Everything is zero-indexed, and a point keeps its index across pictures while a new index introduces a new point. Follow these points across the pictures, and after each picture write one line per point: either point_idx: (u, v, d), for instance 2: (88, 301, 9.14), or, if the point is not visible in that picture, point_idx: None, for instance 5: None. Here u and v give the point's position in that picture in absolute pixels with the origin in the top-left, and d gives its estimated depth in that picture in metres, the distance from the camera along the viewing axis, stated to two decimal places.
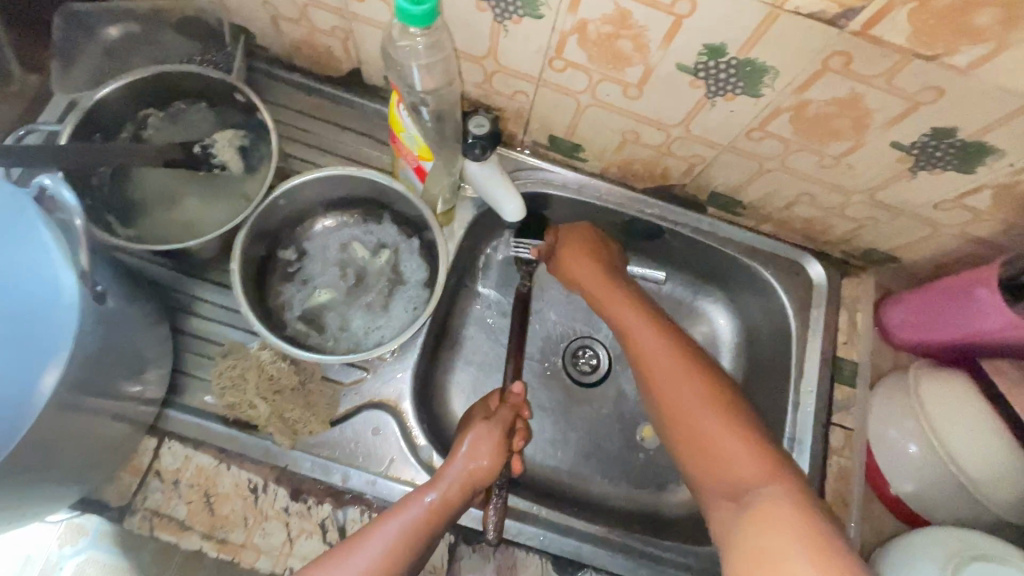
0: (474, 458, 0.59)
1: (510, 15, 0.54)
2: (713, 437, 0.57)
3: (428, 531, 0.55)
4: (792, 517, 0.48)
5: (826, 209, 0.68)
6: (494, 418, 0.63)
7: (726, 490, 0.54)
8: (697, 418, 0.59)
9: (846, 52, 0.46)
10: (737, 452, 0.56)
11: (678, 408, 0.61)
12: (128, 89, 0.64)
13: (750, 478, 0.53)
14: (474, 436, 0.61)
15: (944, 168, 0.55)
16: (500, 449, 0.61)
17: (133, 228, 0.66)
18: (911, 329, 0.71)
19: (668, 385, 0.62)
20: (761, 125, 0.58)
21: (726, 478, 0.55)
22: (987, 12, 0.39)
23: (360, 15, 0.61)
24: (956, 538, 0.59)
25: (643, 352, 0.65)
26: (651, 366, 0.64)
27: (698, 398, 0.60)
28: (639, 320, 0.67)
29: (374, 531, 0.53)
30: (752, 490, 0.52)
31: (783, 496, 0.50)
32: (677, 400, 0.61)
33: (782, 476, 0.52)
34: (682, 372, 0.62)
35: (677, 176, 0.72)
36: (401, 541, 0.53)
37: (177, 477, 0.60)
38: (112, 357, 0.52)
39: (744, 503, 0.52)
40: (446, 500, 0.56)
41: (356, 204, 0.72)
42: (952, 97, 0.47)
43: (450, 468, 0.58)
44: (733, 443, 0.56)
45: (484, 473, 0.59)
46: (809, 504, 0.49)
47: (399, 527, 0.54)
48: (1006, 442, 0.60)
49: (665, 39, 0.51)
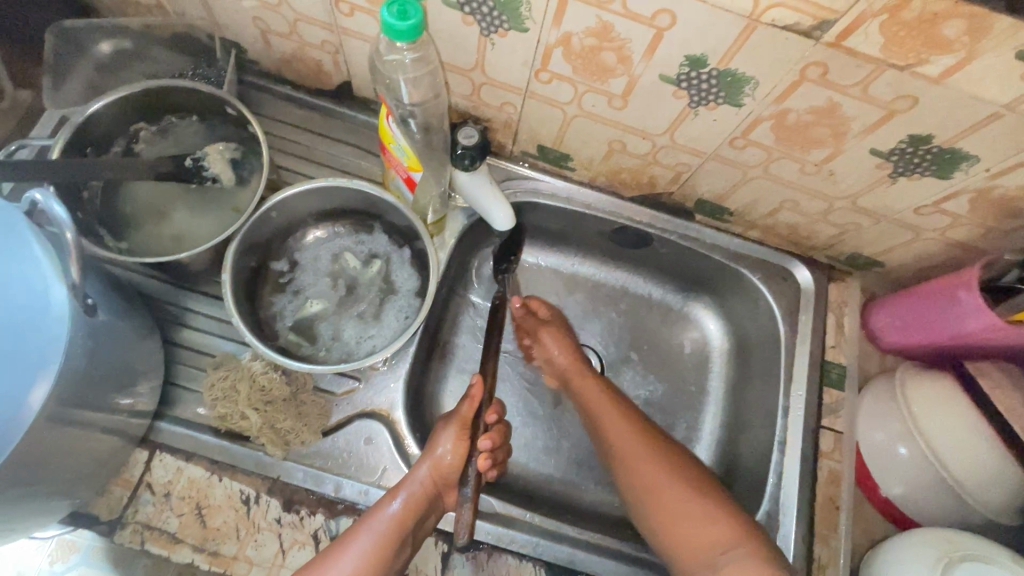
0: (437, 456, 0.61)
1: (496, 29, 0.55)
2: (682, 507, 0.61)
3: (400, 535, 0.56)
4: None
5: (810, 214, 0.69)
6: (452, 416, 0.64)
7: (698, 558, 0.59)
8: (667, 498, 0.62)
9: (823, 62, 0.47)
10: (706, 517, 0.60)
11: (627, 451, 0.66)
12: (119, 104, 0.65)
13: (719, 541, 0.58)
14: (440, 435, 0.63)
15: (922, 174, 0.56)
16: (457, 447, 0.62)
17: (125, 241, 0.66)
18: (897, 332, 0.72)
19: (631, 457, 0.65)
20: (744, 134, 0.59)
21: (696, 544, 0.59)
22: (955, 23, 0.41)
23: (349, 30, 0.62)
24: (945, 539, 0.59)
25: (608, 429, 0.68)
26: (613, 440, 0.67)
27: (659, 460, 0.64)
28: (598, 393, 0.71)
29: (347, 546, 0.55)
30: (721, 555, 0.58)
31: (752, 559, 0.56)
32: (641, 469, 0.64)
33: (749, 539, 0.57)
34: (620, 418, 0.68)
35: (664, 184, 0.73)
36: (375, 551, 0.55)
37: (169, 489, 0.60)
38: (103, 369, 0.52)
39: (718, 568, 0.57)
40: (411, 503, 0.57)
41: (347, 215, 0.72)
42: (926, 105, 0.48)
43: (414, 473, 0.60)
44: (703, 512, 0.60)
45: (449, 471, 0.60)
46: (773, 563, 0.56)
47: (370, 538, 0.55)
48: (991, 443, 0.60)
49: (647, 52, 0.52)
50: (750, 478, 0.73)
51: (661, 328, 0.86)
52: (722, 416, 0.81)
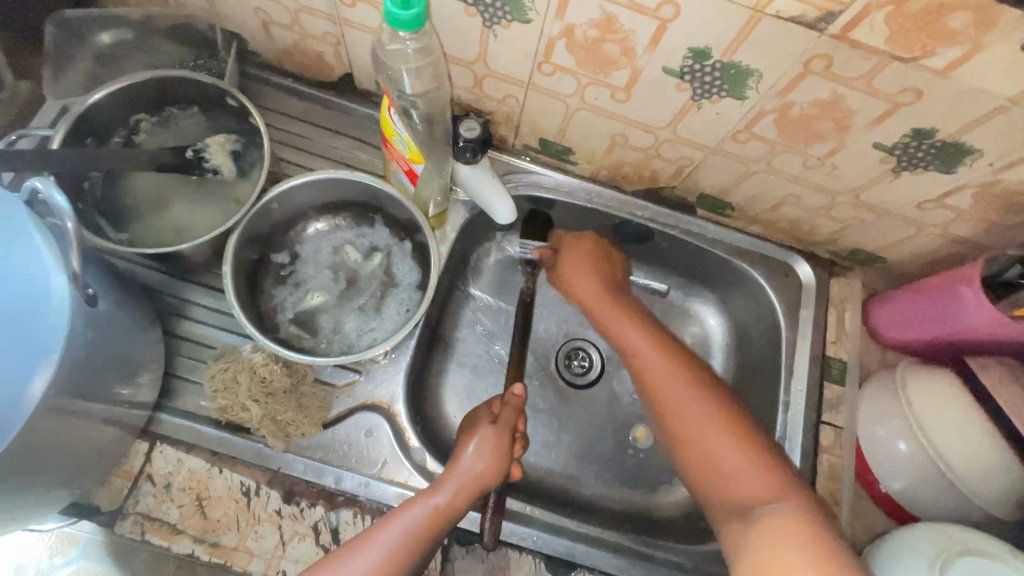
0: (479, 462, 0.59)
1: (499, 20, 0.55)
2: (722, 456, 0.57)
3: (430, 535, 0.55)
4: (799, 529, 0.49)
5: (813, 209, 0.69)
6: (501, 424, 0.62)
7: (732, 508, 0.55)
8: (708, 443, 0.58)
9: (827, 54, 0.47)
10: (748, 466, 0.56)
11: (679, 415, 0.61)
12: (120, 94, 0.64)
13: (759, 494, 0.54)
14: (476, 439, 0.61)
15: (925, 169, 0.56)
16: (497, 454, 0.60)
17: (125, 232, 0.66)
18: (899, 328, 0.72)
19: (684, 418, 0.61)
20: (747, 127, 0.59)
21: (738, 496, 0.55)
22: (960, 15, 0.40)
23: (351, 21, 0.62)
24: (945, 533, 0.59)
25: (657, 390, 0.63)
26: (660, 393, 0.63)
27: (707, 408, 0.60)
28: (646, 343, 0.66)
29: (375, 535, 0.54)
30: (762, 505, 0.53)
31: (795, 511, 0.51)
32: (689, 428, 0.60)
33: (792, 493, 0.53)
34: (678, 378, 0.63)
35: (666, 178, 0.73)
36: (404, 546, 0.53)
37: (169, 480, 0.60)
38: (103, 360, 0.52)
39: (752, 518, 0.52)
40: (451, 507, 0.56)
41: (348, 208, 0.72)
42: (930, 98, 0.48)
43: (452, 473, 0.58)
44: (743, 461, 0.56)
45: (490, 479, 0.59)
46: (815, 516, 0.51)
47: (401, 532, 0.54)
48: (991, 439, 0.61)
49: (651, 43, 0.52)
50: None
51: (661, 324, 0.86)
52: None
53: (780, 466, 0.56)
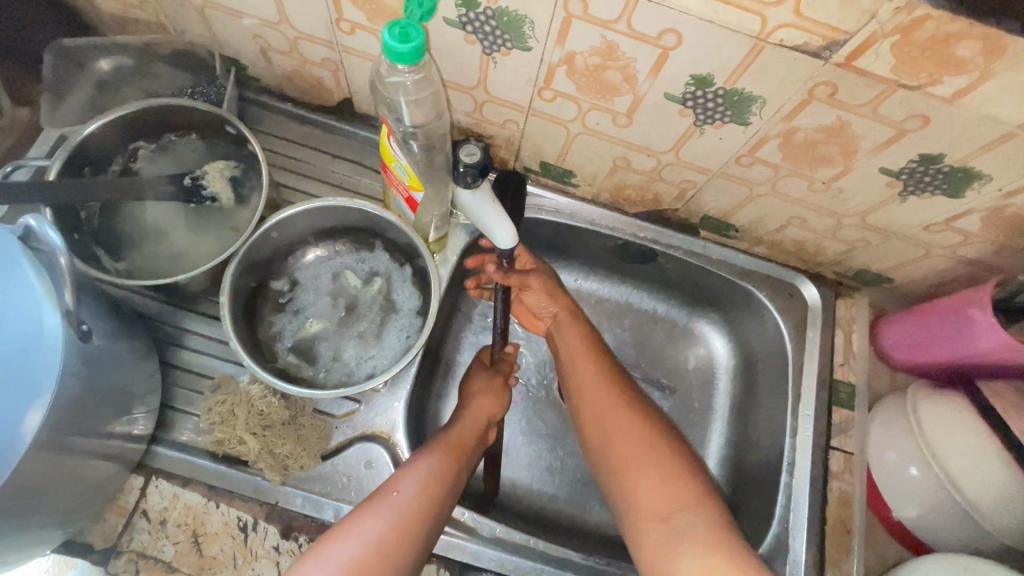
0: (484, 399, 0.66)
1: (499, 47, 0.54)
2: (643, 458, 0.58)
3: (459, 462, 0.59)
4: (719, 546, 0.50)
5: (818, 231, 0.68)
6: (496, 369, 0.71)
7: (655, 516, 0.54)
8: (635, 454, 0.58)
9: (832, 82, 0.46)
10: (670, 477, 0.56)
11: (599, 413, 0.63)
12: (116, 124, 0.64)
13: (678, 500, 0.54)
14: (474, 379, 0.69)
15: (933, 193, 0.55)
16: (500, 398, 0.68)
17: (123, 261, 0.65)
18: (908, 350, 0.71)
19: (604, 413, 0.63)
20: (750, 152, 0.58)
21: (658, 502, 0.55)
22: (969, 44, 0.40)
23: (350, 48, 0.61)
24: (961, 565, 0.58)
25: (582, 384, 0.66)
26: (583, 389, 0.66)
27: (628, 412, 0.62)
28: (585, 350, 0.69)
29: (403, 474, 0.56)
30: (680, 513, 0.54)
31: (711, 522, 0.52)
32: (607, 419, 0.62)
33: (709, 502, 0.54)
34: (601, 378, 0.66)
35: (669, 201, 0.72)
36: (433, 475, 0.56)
37: (164, 516, 0.59)
38: (98, 397, 0.50)
39: (677, 526, 0.53)
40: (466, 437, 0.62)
41: (348, 233, 0.71)
42: (938, 125, 0.47)
43: (465, 417, 0.64)
44: (664, 466, 0.57)
45: (492, 408, 0.66)
46: (727, 530, 0.52)
47: (428, 465, 0.57)
48: (1006, 467, 0.59)
49: (653, 71, 0.51)
50: (758, 500, 0.71)
51: (666, 345, 0.84)
52: (728, 436, 0.80)
53: (699, 476, 0.57)
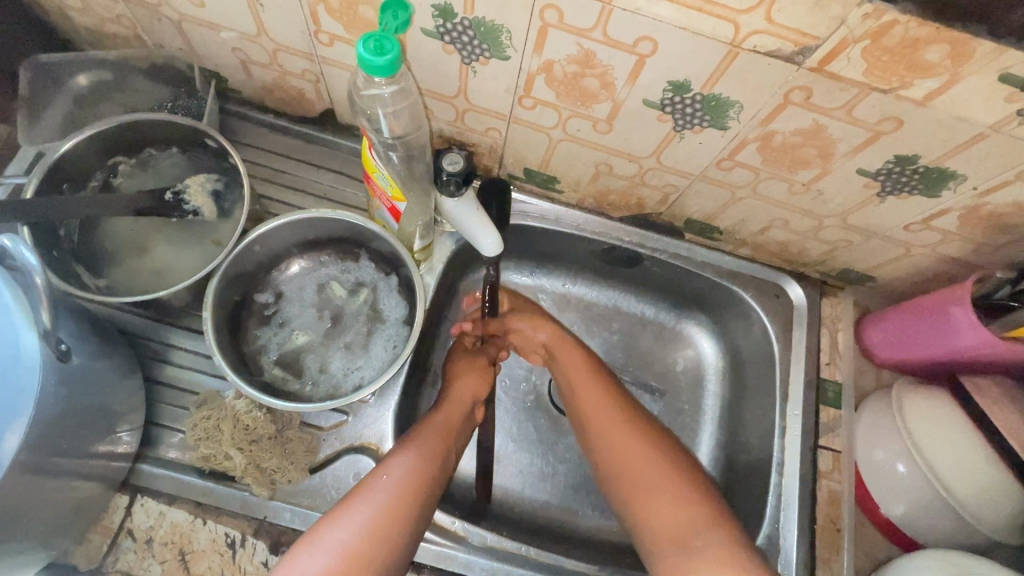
0: (470, 379, 0.68)
1: (477, 57, 0.54)
2: (656, 483, 0.58)
3: (448, 443, 0.60)
4: (734, 563, 0.50)
5: (800, 232, 0.69)
6: (481, 352, 0.72)
7: (671, 542, 0.54)
8: (647, 477, 0.58)
9: (806, 86, 0.47)
10: (684, 500, 0.56)
11: (607, 435, 0.62)
12: (94, 139, 0.63)
13: (694, 523, 0.54)
14: (458, 363, 0.70)
15: (910, 193, 0.56)
16: (484, 376, 0.69)
17: (103, 278, 0.65)
18: (891, 347, 0.71)
19: (611, 435, 0.62)
20: (730, 156, 0.58)
21: (674, 528, 0.55)
22: (938, 48, 0.40)
23: (329, 60, 0.61)
24: (949, 561, 0.58)
25: (587, 407, 0.65)
26: (589, 413, 0.65)
27: (636, 435, 0.61)
28: (587, 371, 0.68)
29: (394, 456, 0.56)
30: (696, 535, 0.53)
31: (726, 541, 0.52)
32: (615, 442, 0.62)
33: (720, 523, 0.54)
34: (607, 400, 0.65)
35: (653, 205, 0.73)
36: (424, 456, 0.57)
37: (150, 535, 0.59)
38: (79, 417, 0.50)
39: (694, 550, 0.52)
40: (452, 419, 0.63)
41: (333, 244, 0.71)
42: (912, 126, 0.48)
43: (453, 394, 0.66)
44: (679, 490, 0.57)
45: (479, 386, 0.68)
46: (741, 547, 0.52)
47: (418, 445, 0.57)
48: (989, 462, 0.59)
49: (630, 78, 0.52)
50: (748, 501, 0.72)
51: (655, 347, 0.85)
52: (718, 437, 0.80)
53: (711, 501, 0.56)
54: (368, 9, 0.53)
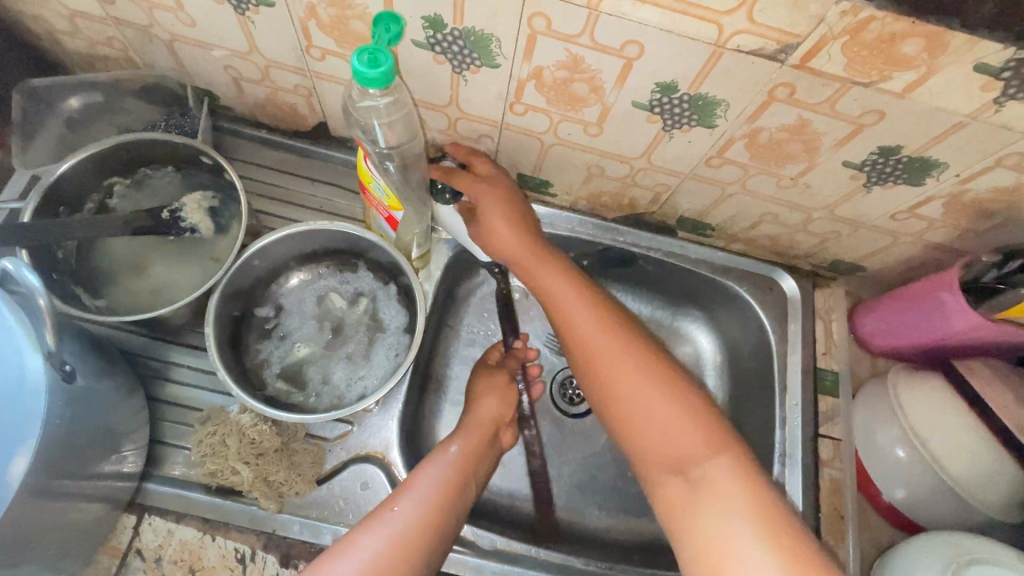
0: (489, 403, 0.68)
1: (468, 66, 0.56)
2: (652, 406, 0.56)
3: (461, 477, 0.60)
4: (742, 501, 0.48)
5: (791, 225, 0.70)
6: (499, 368, 0.72)
7: (671, 467, 0.53)
8: (642, 399, 0.56)
9: (789, 83, 0.48)
10: (683, 424, 0.54)
11: (598, 357, 0.60)
12: (89, 161, 0.64)
13: (691, 450, 0.53)
14: (481, 382, 0.70)
15: (894, 183, 0.58)
16: (506, 396, 0.69)
17: (103, 298, 0.65)
18: (886, 335, 0.73)
19: (602, 357, 0.60)
20: (719, 153, 0.60)
21: (673, 453, 0.53)
22: (913, 41, 0.42)
23: (321, 73, 0.62)
24: (952, 541, 0.59)
25: (576, 328, 0.62)
26: (579, 335, 0.62)
27: (629, 357, 0.59)
28: (569, 291, 0.64)
29: (405, 489, 0.56)
30: (697, 465, 0.52)
31: (731, 472, 0.50)
32: (607, 364, 0.59)
33: (724, 451, 0.52)
34: (598, 320, 0.62)
35: (645, 204, 0.74)
36: (436, 491, 0.57)
37: (159, 554, 0.59)
38: (83, 437, 0.50)
39: (695, 478, 0.51)
40: (468, 448, 0.63)
41: (331, 255, 0.72)
42: (892, 118, 0.49)
43: (471, 417, 0.66)
44: (676, 413, 0.55)
45: (499, 409, 0.68)
46: (753, 477, 0.50)
47: (430, 480, 0.57)
48: (984, 442, 0.61)
49: (618, 81, 0.53)
50: None
51: None
52: None
53: (716, 424, 0.54)
54: (359, 23, 0.54)
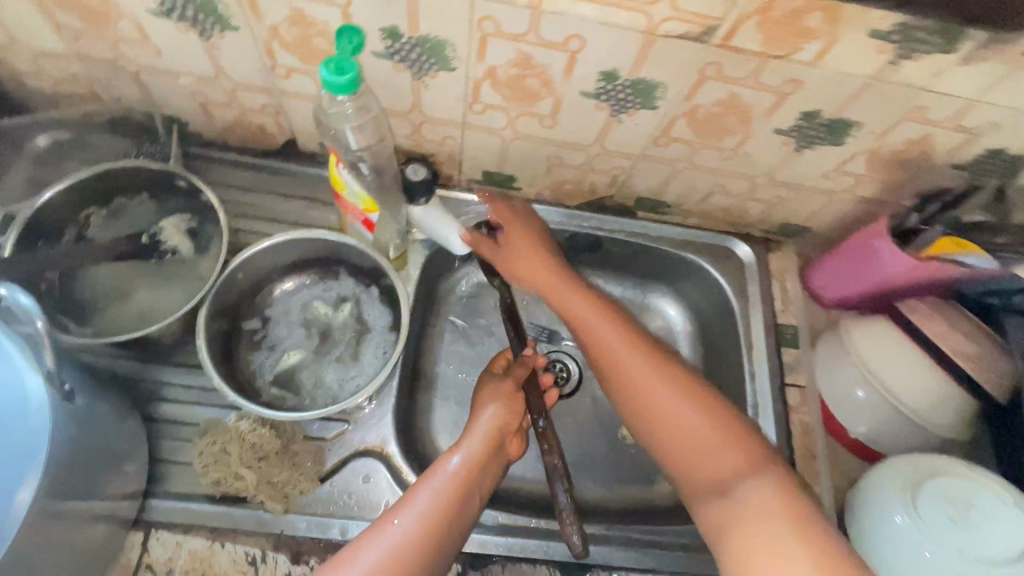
0: (494, 413, 0.65)
1: (427, 71, 0.60)
2: (681, 417, 0.58)
3: (463, 491, 0.58)
4: (777, 514, 0.49)
5: (738, 195, 0.76)
6: (507, 376, 0.69)
7: (710, 487, 0.55)
8: (672, 410, 0.59)
9: (716, 62, 0.54)
10: (719, 444, 0.56)
11: (624, 366, 0.63)
12: (67, 193, 0.66)
13: (726, 473, 0.54)
14: (487, 395, 0.67)
15: (821, 145, 0.64)
16: (512, 406, 0.66)
17: (89, 326, 0.66)
18: (835, 287, 0.79)
19: (623, 365, 0.63)
20: (664, 132, 0.65)
21: (713, 475, 0.55)
22: (814, 15, 0.48)
23: (288, 91, 0.66)
24: (911, 462, 0.65)
25: (601, 343, 0.66)
26: (604, 348, 0.65)
27: (653, 368, 0.62)
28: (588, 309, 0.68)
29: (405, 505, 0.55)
30: (733, 481, 0.54)
31: (767, 491, 0.51)
32: (632, 374, 0.62)
33: (761, 468, 0.53)
34: (619, 334, 0.66)
35: (604, 188, 0.79)
36: (435, 507, 0.55)
37: (170, 566, 0.60)
38: (88, 455, 0.51)
39: (733, 495, 0.52)
40: (470, 460, 0.60)
41: (312, 264, 0.74)
42: (808, 85, 0.56)
43: (476, 426, 0.64)
44: (706, 430, 0.57)
45: (505, 418, 0.65)
46: (791, 493, 0.51)
47: (429, 495, 0.56)
48: (927, 367, 0.67)
49: (566, 73, 0.58)
50: None
51: None
52: None
53: (749, 440, 0.56)
54: (321, 40, 0.58)
